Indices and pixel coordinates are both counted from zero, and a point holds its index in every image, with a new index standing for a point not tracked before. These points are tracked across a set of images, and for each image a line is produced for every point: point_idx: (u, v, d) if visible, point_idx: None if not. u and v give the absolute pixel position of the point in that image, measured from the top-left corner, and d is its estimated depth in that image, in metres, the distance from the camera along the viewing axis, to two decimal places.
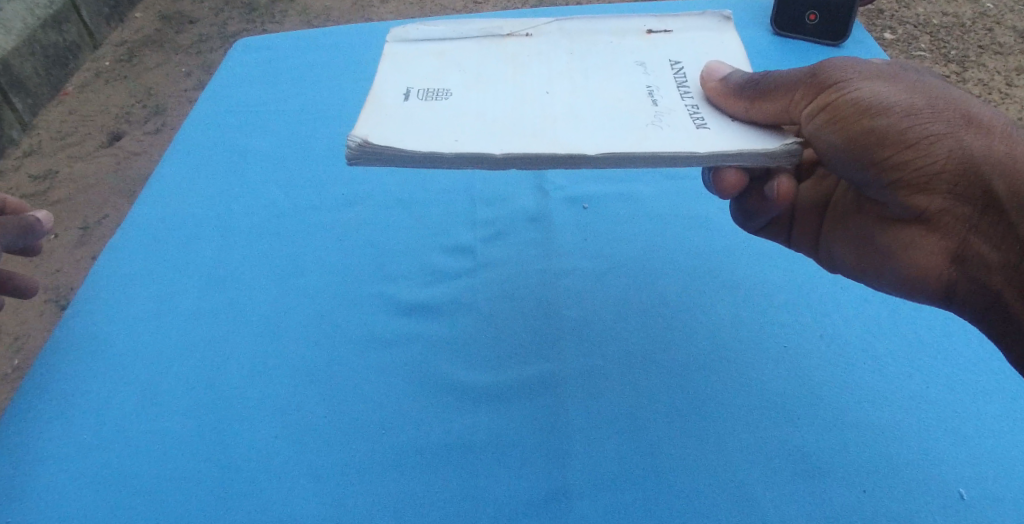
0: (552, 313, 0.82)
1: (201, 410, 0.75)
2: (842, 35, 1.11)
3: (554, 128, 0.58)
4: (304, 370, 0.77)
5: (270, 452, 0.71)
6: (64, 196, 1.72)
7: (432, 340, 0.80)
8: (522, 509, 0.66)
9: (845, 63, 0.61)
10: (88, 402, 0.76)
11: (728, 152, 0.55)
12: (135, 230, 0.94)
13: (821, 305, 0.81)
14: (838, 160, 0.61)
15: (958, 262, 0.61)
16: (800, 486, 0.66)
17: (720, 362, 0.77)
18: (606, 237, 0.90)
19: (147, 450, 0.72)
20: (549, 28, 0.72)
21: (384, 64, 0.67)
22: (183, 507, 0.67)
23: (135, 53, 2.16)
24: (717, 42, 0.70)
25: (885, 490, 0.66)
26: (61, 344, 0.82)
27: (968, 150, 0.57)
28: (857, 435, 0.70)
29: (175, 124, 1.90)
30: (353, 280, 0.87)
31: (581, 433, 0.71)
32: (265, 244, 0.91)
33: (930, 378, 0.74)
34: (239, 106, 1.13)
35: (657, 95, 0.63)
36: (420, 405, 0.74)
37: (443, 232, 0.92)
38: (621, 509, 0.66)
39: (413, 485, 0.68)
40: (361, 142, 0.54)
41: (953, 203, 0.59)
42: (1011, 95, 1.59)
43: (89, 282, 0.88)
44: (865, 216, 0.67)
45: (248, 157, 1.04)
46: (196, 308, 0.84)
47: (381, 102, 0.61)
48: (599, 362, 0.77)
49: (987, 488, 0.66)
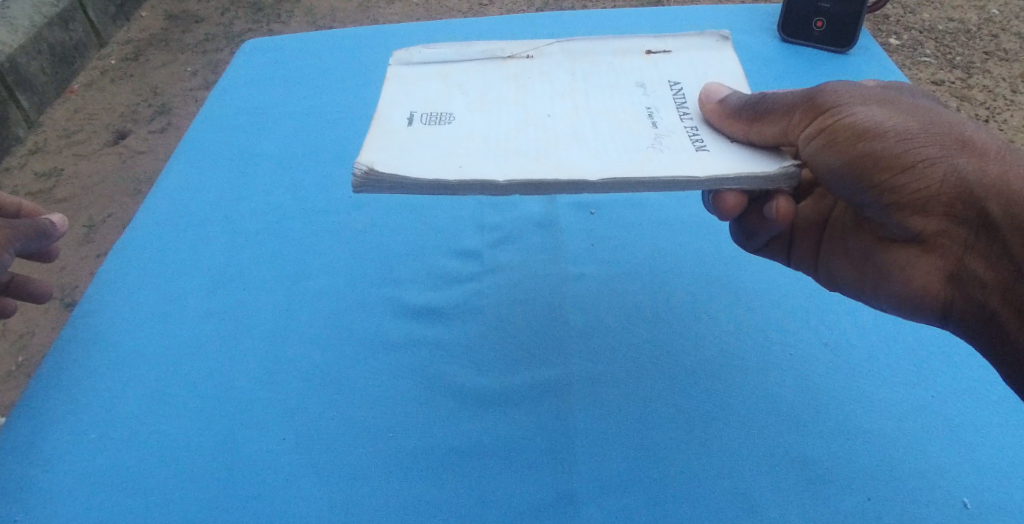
0: (557, 320, 0.82)
1: (210, 412, 0.76)
2: (850, 43, 1.11)
3: (557, 152, 0.59)
4: (311, 374, 0.78)
5: (279, 455, 0.72)
6: (70, 193, 1.73)
7: (438, 346, 0.80)
8: (528, 515, 0.67)
9: (842, 86, 0.61)
10: (97, 404, 0.77)
11: (727, 176, 0.56)
12: (143, 232, 0.95)
13: (826, 313, 0.82)
14: (836, 182, 0.62)
15: (955, 283, 0.61)
16: (803, 494, 0.67)
17: (724, 370, 0.77)
18: (611, 244, 0.91)
19: (157, 454, 0.73)
20: (550, 49, 0.73)
21: (387, 87, 0.68)
22: (192, 510, 0.68)
23: (141, 51, 2.17)
24: (716, 61, 0.71)
25: (888, 499, 0.67)
26: (70, 345, 0.83)
27: (963, 173, 0.57)
28: (860, 444, 0.71)
29: (181, 123, 1.91)
30: (361, 284, 0.87)
31: (584, 440, 0.72)
32: (272, 247, 0.92)
33: (934, 387, 0.75)
34: (246, 108, 1.14)
35: (657, 117, 0.64)
36: (426, 410, 0.75)
37: (449, 237, 0.93)
38: (624, 515, 0.67)
39: (423, 490, 0.69)
40: (367, 170, 0.55)
41: (951, 224, 0.59)
42: (1016, 102, 1.58)
43: (98, 284, 0.89)
44: (864, 236, 0.67)
45: (255, 161, 1.05)
46: (204, 311, 0.85)
47: (385, 127, 0.62)
48: (603, 369, 0.78)
49: (989, 498, 0.67)
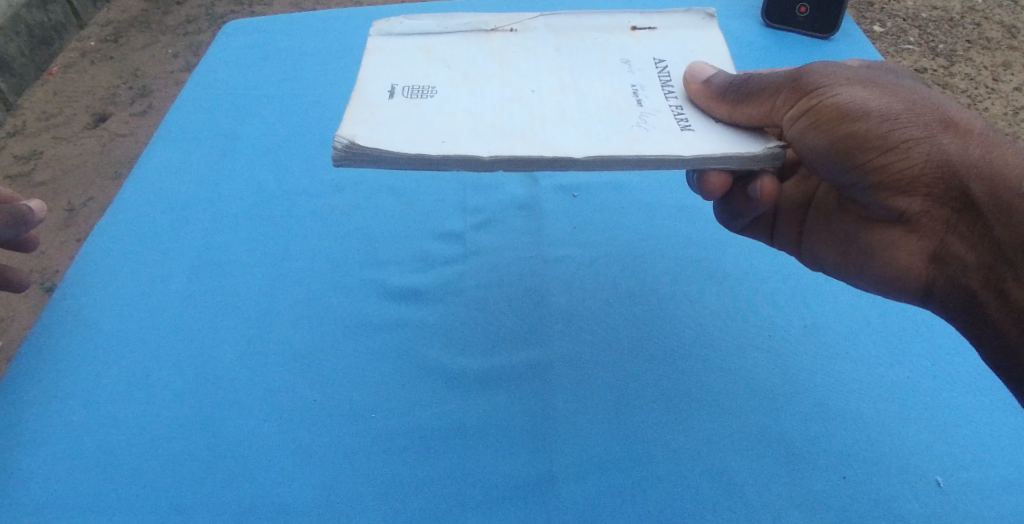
0: (541, 301, 0.82)
1: (191, 393, 0.75)
2: (833, 28, 1.11)
3: (542, 129, 0.59)
4: (294, 355, 0.78)
5: (260, 435, 0.72)
6: (49, 177, 1.71)
7: (422, 327, 0.80)
8: (510, 493, 0.67)
9: (827, 66, 0.62)
10: (77, 385, 0.76)
11: (712, 155, 0.56)
12: (124, 214, 0.94)
13: (807, 295, 0.83)
14: (820, 161, 0.62)
15: (936, 263, 0.62)
16: (782, 473, 0.68)
17: (706, 351, 0.78)
18: (595, 226, 0.91)
19: (138, 435, 0.72)
20: (535, 24, 0.72)
21: (369, 58, 0.67)
22: (172, 490, 0.68)
23: (122, 33, 2.14)
24: (702, 40, 0.71)
25: (865, 477, 0.68)
26: (48, 327, 0.82)
27: (945, 154, 0.58)
28: (839, 423, 0.72)
29: (163, 106, 1.88)
30: (344, 266, 0.87)
31: (568, 419, 0.73)
32: (255, 229, 0.91)
33: (911, 366, 0.76)
34: (228, 89, 1.12)
35: (642, 95, 0.64)
36: (409, 390, 0.75)
37: (433, 219, 0.92)
38: (605, 494, 0.67)
39: (404, 470, 0.69)
40: (349, 144, 0.54)
41: (933, 205, 0.60)
42: (997, 90, 1.60)
43: (78, 267, 0.88)
44: (848, 216, 0.68)
45: (237, 142, 1.04)
46: (185, 293, 0.84)
47: (367, 100, 0.61)
48: (587, 348, 0.78)
49: (962, 476, 0.68)
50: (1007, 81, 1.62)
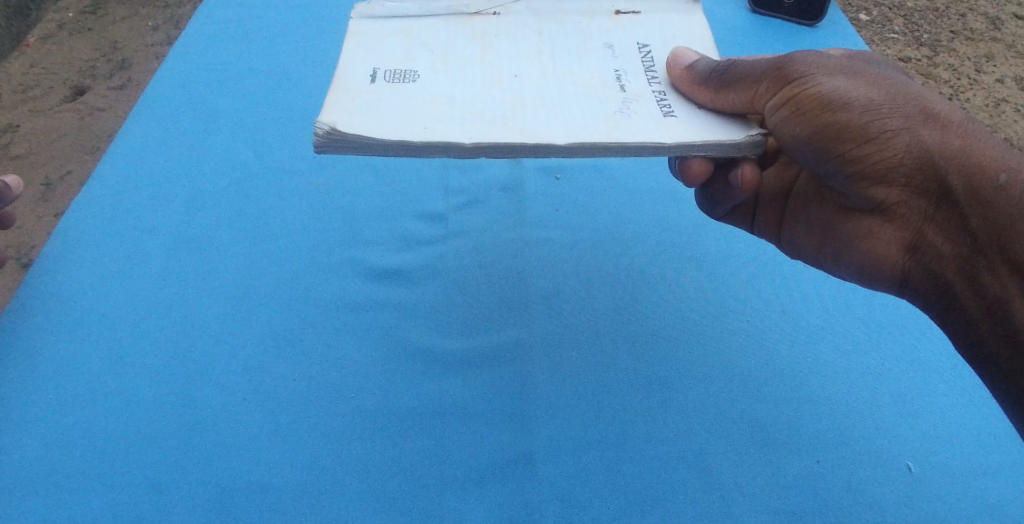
0: (522, 282, 0.83)
1: (169, 372, 0.74)
2: (818, 15, 1.12)
3: (524, 115, 0.59)
4: (274, 334, 0.78)
5: (239, 414, 0.71)
6: (25, 151, 1.67)
7: (403, 307, 0.80)
8: (490, 472, 0.68)
9: (809, 56, 0.62)
10: (53, 364, 0.75)
11: (695, 143, 0.57)
12: (101, 189, 0.92)
13: (786, 281, 0.83)
14: (801, 151, 0.63)
15: (911, 252, 0.63)
16: (757, 456, 0.69)
17: (685, 334, 0.79)
18: (578, 209, 0.91)
19: (115, 415, 0.71)
20: (518, 7, 0.72)
21: (349, 42, 0.66)
22: (150, 468, 0.68)
23: (100, 5, 2.10)
24: (684, 25, 0.71)
25: (838, 462, 0.70)
26: (23, 304, 0.81)
27: (924, 145, 0.59)
28: (815, 408, 0.73)
29: (142, 81, 1.85)
30: (326, 244, 0.86)
31: (548, 400, 0.73)
32: (236, 207, 0.90)
33: (884, 352, 0.77)
34: (208, 64, 1.11)
35: (625, 80, 0.64)
36: (389, 369, 0.75)
37: (416, 199, 0.92)
38: (585, 474, 0.68)
39: (385, 449, 0.70)
40: (329, 130, 0.54)
41: (910, 195, 0.61)
42: (979, 82, 1.61)
43: (54, 243, 0.86)
44: (827, 205, 0.69)
45: (217, 118, 1.02)
46: (163, 270, 0.83)
47: (348, 84, 0.60)
48: (567, 329, 0.79)
49: (933, 461, 0.70)
50: (988, 72, 1.63)
